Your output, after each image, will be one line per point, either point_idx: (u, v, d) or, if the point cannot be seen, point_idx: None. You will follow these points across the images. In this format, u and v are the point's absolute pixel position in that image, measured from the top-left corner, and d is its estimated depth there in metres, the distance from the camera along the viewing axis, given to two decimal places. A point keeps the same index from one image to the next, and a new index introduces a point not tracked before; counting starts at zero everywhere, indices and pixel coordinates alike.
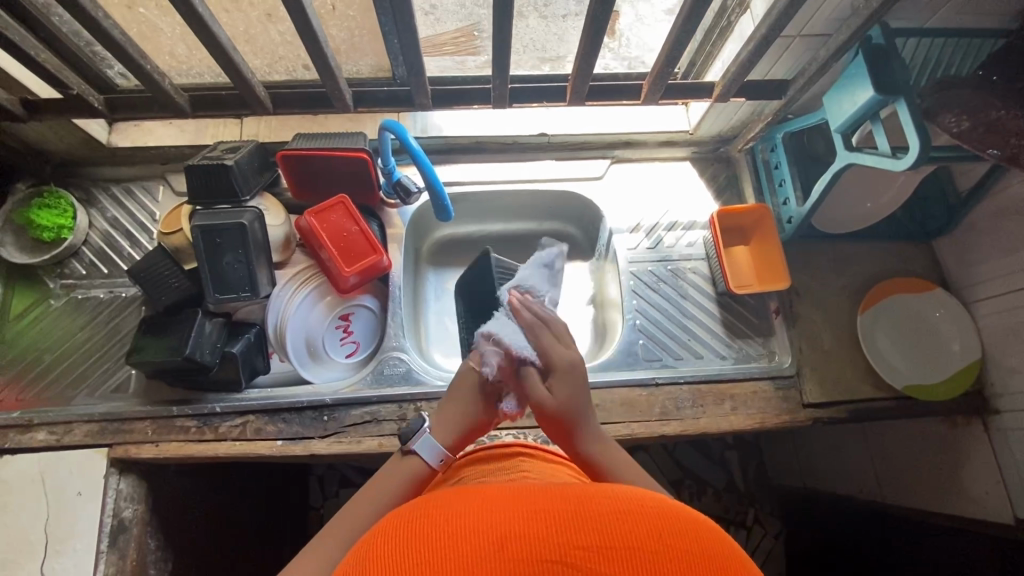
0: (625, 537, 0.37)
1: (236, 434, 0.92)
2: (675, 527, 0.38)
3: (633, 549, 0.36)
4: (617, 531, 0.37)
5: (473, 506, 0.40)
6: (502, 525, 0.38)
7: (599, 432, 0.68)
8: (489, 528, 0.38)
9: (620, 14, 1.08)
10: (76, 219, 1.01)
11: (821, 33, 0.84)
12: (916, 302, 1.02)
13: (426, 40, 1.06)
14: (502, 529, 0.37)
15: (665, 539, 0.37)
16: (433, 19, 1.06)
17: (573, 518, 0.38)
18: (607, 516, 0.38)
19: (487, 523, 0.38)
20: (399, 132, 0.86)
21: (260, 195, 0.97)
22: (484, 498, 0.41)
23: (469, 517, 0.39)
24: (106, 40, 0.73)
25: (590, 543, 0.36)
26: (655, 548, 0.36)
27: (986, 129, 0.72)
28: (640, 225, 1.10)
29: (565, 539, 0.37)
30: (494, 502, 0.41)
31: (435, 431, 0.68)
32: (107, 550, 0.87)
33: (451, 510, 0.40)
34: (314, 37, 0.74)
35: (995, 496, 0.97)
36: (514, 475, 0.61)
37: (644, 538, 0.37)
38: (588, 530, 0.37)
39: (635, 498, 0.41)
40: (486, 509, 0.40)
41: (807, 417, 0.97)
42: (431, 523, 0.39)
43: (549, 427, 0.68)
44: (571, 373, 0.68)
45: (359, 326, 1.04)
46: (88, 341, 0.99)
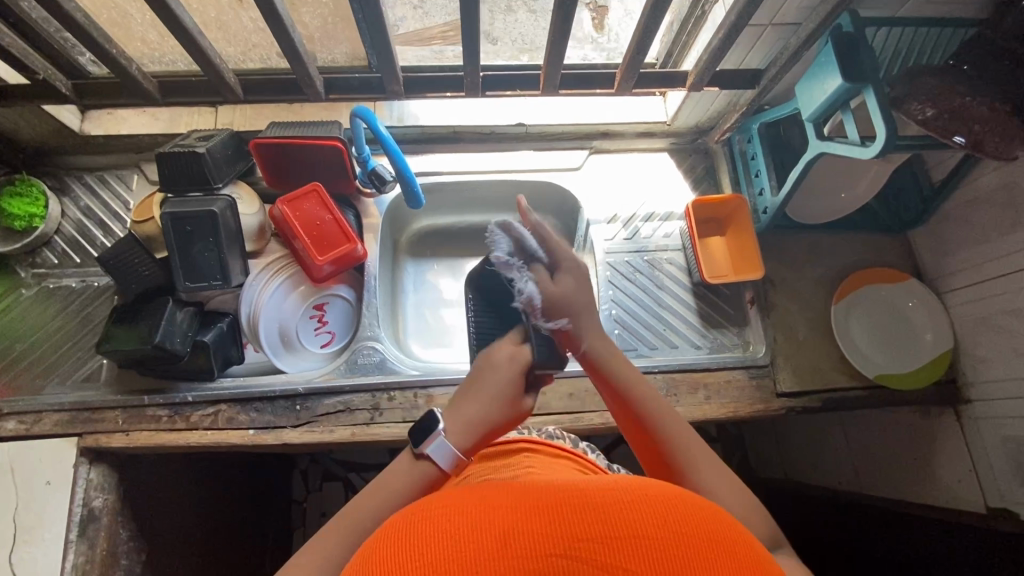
0: (633, 528, 0.38)
1: (208, 423, 0.91)
2: (678, 514, 0.39)
3: (642, 540, 0.37)
4: (624, 521, 0.38)
5: (478, 504, 0.41)
6: (509, 521, 0.39)
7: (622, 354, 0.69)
8: (495, 525, 0.38)
9: (610, 9, 1.09)
10: (48, 207, 1.00)
11: (792, 22, 0.84)
12: (889, 293, 1.02)
13: (415, 34, 1.05)
14: (507, 527, 0.38)
15: (669, 526, 0.38)
16: (422, 12, 1.05)
17: (579, 511, 0.39)
18: (610, 509, 0.39)
19: (494, 521, 0.39)
20: (369, 119, 0.86)
21: (233, 183, 0.97)
22: (486, 497, 0.42)
23: (476, 515, 0.39)
24: (69, 24, 0.72)
25: (597, 535, 0.37)
26: (662, 535, 0.37)
27: (951, 117, 0.72)
28: (617, 216, 1.10)
29: (573, 532, 0.38)
30: (495, 498, 0.42)
31: (451, 433, 0.61)
32: (77, 540, 0.87)
33: (451, 510, 0.40)
34: (281, 23, 0.73)
35: (967, 484, 0.98)
36: (519, 470, 0.62)
37: (650, 527, 0.38)
38: (591, 522, 0.38)
39: (639, 487, 0.42)
40: (487, 506, 0.40)
41: (780, 406, 0.97)
42: (437, 523, 0.39)
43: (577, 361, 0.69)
44: (577, 270, 0.70)
45: (335, 315, 1.04)
46: (60, 330, 0.98)
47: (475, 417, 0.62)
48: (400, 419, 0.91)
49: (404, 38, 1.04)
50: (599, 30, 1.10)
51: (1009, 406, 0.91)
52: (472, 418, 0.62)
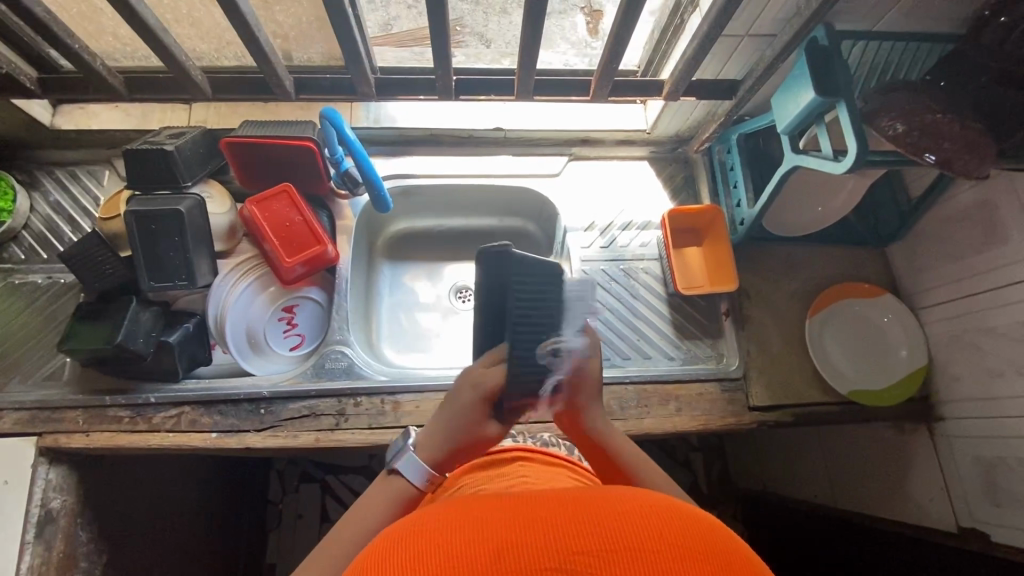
0: (629, 540, 0.35)
1: (171, 425, 0.90)
2: (676, 525, 0.37)
3: (640, 552, 0.35)
4: (620, 533, 0.36)
5: (470, 518, 0.39)
6: (501, 535, 0.37)
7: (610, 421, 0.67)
8: (486, 538, 0.36)
9: (604, 14, 1.06)
10: (16, 202, 0.98)
11: (768, 33, 0.83)
12: (865, 308, 1.02)
13: (412, 34, 1.02)
14: (500, 539, 0.36)
15: (666, 538, 0.36)
16: (416, 12, 1.02)
17: (572, 523, 0.37)
18: (606, 519, 0.37)
19: (483, 534, 0.37)
20: (335, 121, 0.85)
21: (204, 182, 0.96)
22: (478, 510, 0.40)
23: (466, 529, 0.38)
24: (29, 18, 0.71)
25: (592, 547, 0.35)
26: (660, 547, 0.35)
27: (921, 133, 0.71)
28: (594, 224, 1.09)
29: (565, 544, 0.35)
30: (487, 511, 0.40)
31: (421, 447, 0.62)
32: (33, 541, 0.85)
33: (442, 523, 0.39)
34: (244, 21, 0.72)
35: (938, 502, 0.97)
36: (513, 480, 0.60)
37: (648, 539, 0.36)
38: (587, 532, 0.36)
39: (634, 499, 0.40)
40: (479, 519, 0.39)
41: (752, 420, 0.96)
42: (426, 537, 0.37)
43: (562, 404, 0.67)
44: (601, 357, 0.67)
45: (305, 318, 1.03)
46: (23, 327, 0.96)
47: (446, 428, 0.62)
48: (366, 425, 0.90)
49: (396, 38, 1.03)
50: (596, 35, 1.08)
51: (981, 425, 0.90)
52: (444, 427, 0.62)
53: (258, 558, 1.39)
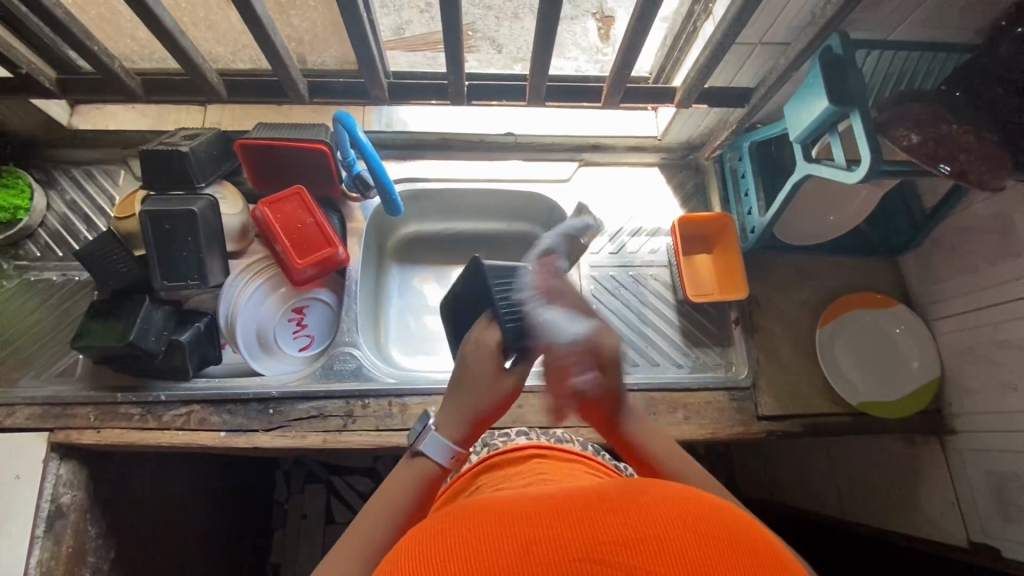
0: (653, 528, 0.35)
1: (180, 423, 0.91)
2: (698, 514, 0.37)
3: (665, 539, 0.35)
4: (644, 521, 0.36)
5: (493, 514, 0.39)
6: (528, 530, 0.37)
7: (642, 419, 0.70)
8: (511, 534, 0.36)
9: (616, 19, 1.12)
10: (33, 200, 1.00)
11: (782, 41, 0.83)
12: (876, 318, 1.01)
13: (421, 37, 1.06)
14: (526, 534, 0.36)
15: (689, 525, 0.36)
16: (428, 17, 1.07)
17: (596, 515, 0.37)
18: (629, 510, 0.37)
19: (507, 531, 0.37)
20: (349, 125, 0.85)
21: (218, 183, 0.97)
22: (500, 510, 0.40)
23: (491, 522, 0.38)
24: (51, 20, 0.72)
25: (618, 537, 0.35)
26: (685, 533, 0.35)
27: (936, 144, 0.71)
28: (603, 230, 1.09)
29: (591, 534, 0.35)
30: (509, 510, 0.40)
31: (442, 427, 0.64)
32: (43, 535, 0.86)
33: (465, 524, 0.39)
34: (260, 24, 0.72)
35: (949, 516, 0.96)
36: (531, 479, 0.60)
37: (675, 527, 0.35)
38: (612, 524, 0.36)
39: (653, 491, 0.40)
40: (501, 518, 0.38)
41: (760, 429, 0.96)
42: (451, 536, 0.37)
43: (593, 411, 0.68)
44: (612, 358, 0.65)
45: (314, 319, 1.03)
46: (38, 324, 0.97)
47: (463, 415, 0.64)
48: (373, 427, 0.91)
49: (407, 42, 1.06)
50: (604, 40, 1.11)
51: (994, 439, 0.89)
52: (461, 406, 0.64)
53: (262, 558, 1.40)
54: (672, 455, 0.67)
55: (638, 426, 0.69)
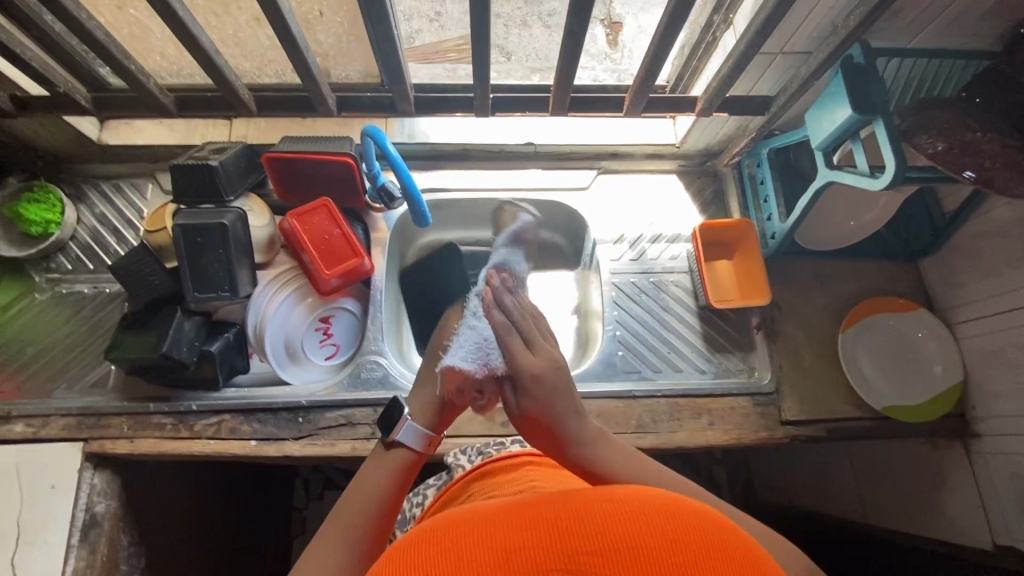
0: (628, 538, 0.36)
1: (212, 433, 0.92)
2: (673, 522, 0.37)
3: (638, 549, 0.35)
4: (620, 530, 0.37)
5: (476, 521, 0.40)
6: (507, 538, 0.38)
7: (598, 438, 0.58)
8: (492, 543, 0.37)
9: (624, 26, 1.11)
10: (64, 215, 1.01)
11: (804, 51, 0.84)
12: (898, 322, 1.01)
13: (430, 46, 1.07)
14: (506, 543, 0.37)
15: (665, 535, 0.36)
16: (437, 25, 1.07)
17: (573, 525, 0.38)
18: (606, 519, 0.38)
19: (489, 540, 0.38)
20: (379, 138, 0.87)
21: (245, 196, 0.99)
22: (484, 515, 0.41)
23: (474, 531, 0.39)
24: (89, 40, 0.73)
25: (592, 547, 0.36)
26: (659, 544, 0.36)
27: (962, 151, 0.72)
28: (624, 237, 1.10)
29: (567, 544, 0.36)
30: (492, 516, 0.41)
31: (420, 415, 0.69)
32: (78, 545, 0.87)
33: (451, 531, 0.40)
34: (294, 42, 0.74)
35: (974, 520, 0.96)
36: (522, 484, 0.61)
37: (650, 536, 0.36)
38: (589, 533, 0.37)
39: (632, 497, 0.40)
40: (483, 524, 0.40)
41: (785, 434, 0.96)
42: (436, 544, 0.39)
43: (530, 430, 0.60)
44: (540, 380, 0.60)
45: (340, 329, 1.04)
46: (70, 336, 0.99)
47: (437, 394, 0.71)
48: None
49: (418, 51, 1.07)
50: (613, 47, 1.12)
51: (1019, 443, 0.89)
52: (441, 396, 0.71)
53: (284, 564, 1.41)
54: (641, 483, 0.55)
55: (596, 452, 0.57)
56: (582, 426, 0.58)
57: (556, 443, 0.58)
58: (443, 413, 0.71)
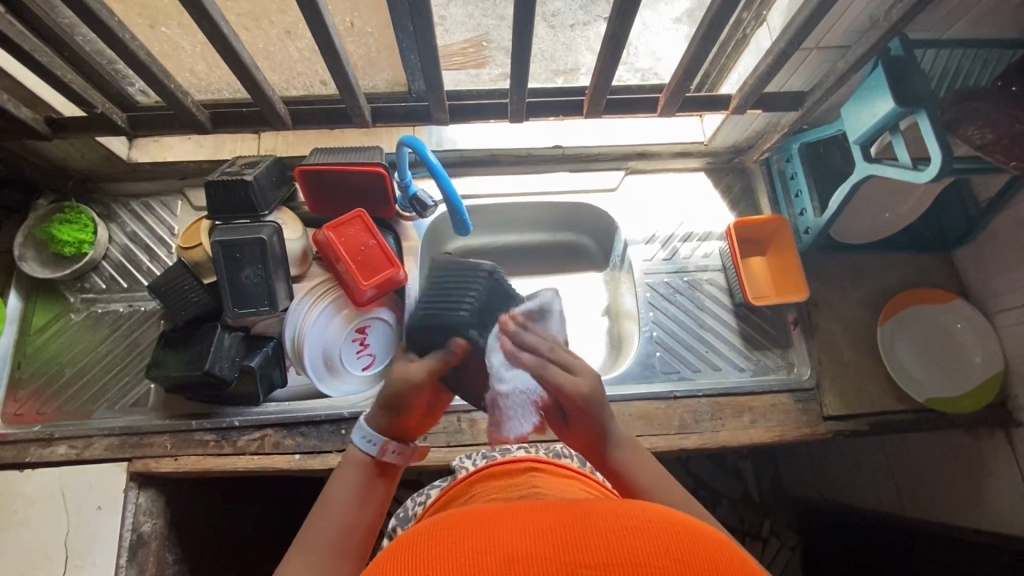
0: (636, 555, 0.35)
1: (255, 448, 0.92)
2: (684, 547, 0.36)
3: (645, 567, 0.34)
4: (627, 546, 0.35)
5: (478, 525, 0.39)
6: (509, 547, 0.36)
7: (631, 446, 0.65)
8: (497, 548, 0.36)
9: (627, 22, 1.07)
10: (96, 234, 1.01)
11: (839, 45, 0.84)
12: (935, 314, 1.01)
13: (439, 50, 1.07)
14: (509, 551, 0.36)
15: (672, 555, 0.35)
16: (442, 29, 1.08)
17: (577, 535, 0.37)
18: (613, 534, 0.37)
19: (494, 544, 0.37)
20: (418, 147, 0.86)
21: (278, 209, 0.98)
22: (489, 520, 0.40)
23: (476, 535, 0.38)
24: (132, 61, 0.74)
25: (597, 560, 0.34)
26: (666, 565, 0.34)
27: (1011, 141, 0.71)
28: (655, 236, 1.10)
29: (571, 557, 0.35)
30: (495, 521, 0.40)
31: (370, 418, 0.66)
32: (127, 565, 0.86)
33: (454, 531, 0.39)
34: (335, 55, 0.74)
35: (1021, 510, 0.95)
36: (527, 491, 0.58)
37: (656, 554, 0.35)
38: (593, 547, 0.35)
39: (641, 514, 0.39)
40: (485, 529, 0.39)
41: (828, 430, 0.96)
42: (440, 544, 0.38)
43: (578, 439, 0.66)
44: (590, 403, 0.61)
45: (375, 339, 1.04)
46: (107, 356, 0.99)
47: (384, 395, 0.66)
48: (445, 443, 0.92)
49: None
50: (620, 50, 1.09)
51: None
52: (385, 399, 0.66)
53: None
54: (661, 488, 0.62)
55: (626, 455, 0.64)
56: (621, 430, 0.65)
57: (597, 445, 0.64)
58: (397, 416, 0.66)
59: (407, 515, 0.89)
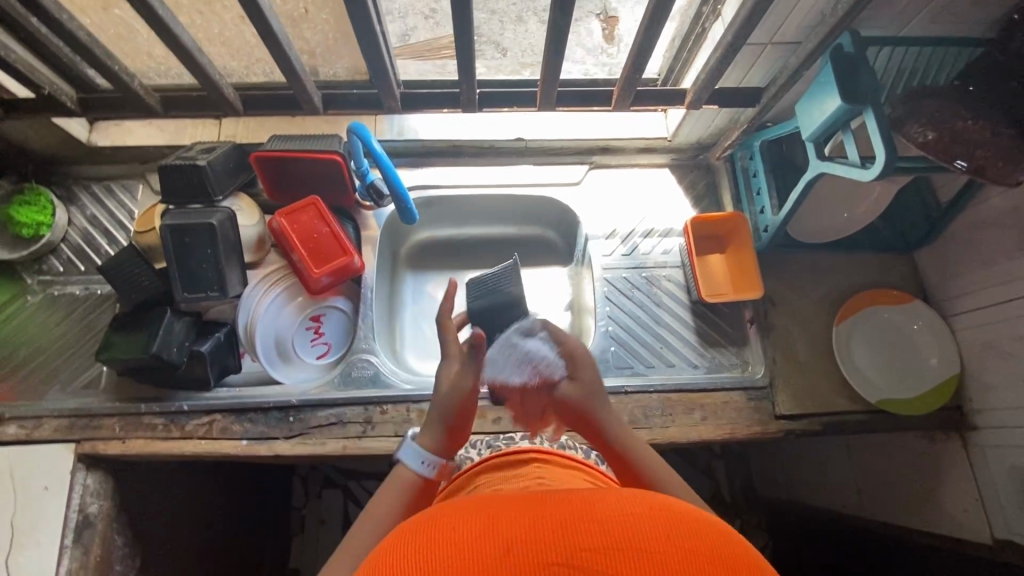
0: (641, 538, 0.34)
1: (202, 433, 0.92)
2: (685, 531, 0.34)
3: (649, 554, 0.33)
4: (629, 532, 0.34)
5: (481, 509, 0.38)
6: (509, 529, 0.35)
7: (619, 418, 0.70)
8: (498, 531, 0.35)
9: (620, 19, 1.03)
10: (55, 216, 1.01)
11: (792, 41, 0.83)
12: (892, 314, 1.00)
13: (426, 43, 1.02)
14: (509, 533, 0.35)
15: (673, 540, 0.34)
16: (432, 22, 0.99)
17: (578, 520, 0.36)
18: (614, 519, 0.35)
19: (494, 528, 0.35)
20: (364, 136, 0.89)
21: (234, 195, 0.98)
22: (490, 506, 0.39)
23: (477, 518, 0.37)
24: (72, 42, 0.74)
25: (597, 544, 0.33)
26: (668, 549, 0.33)
27: (951, 140, 0.71)
28: (616, 232, 1.10)
29: (571, 540, 0.34)
30: (497, 506, 0.39)
31: (420, 438, 0.69)
32: (72, 545, 0.87)
33: (453, 515, 0.38)
34: (275, 39, 0.74)
35: (973, 514, 0.95)
36: (531, 481, 0.56)
37: (659, 540, 0.34)
38: (593, 531, 0.34)
39: (643, 499, 0.38)
40: (487, 513, 0.37)
41: (779, 428, 0.95)
42: (435, 527, 0.36)
43: (570, 414, 0.70)
44: (585, 366, 0.71)
45: (331, 327, 1.04)
46: (62, 337, 0.99)
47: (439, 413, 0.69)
48: (392, 433, 0.92)
49: (415, 48, 1.01)
50: (607, 41, 1.06)
51: (1013, 434, 0.88)
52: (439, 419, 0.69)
53: (282, 564, 1.37)
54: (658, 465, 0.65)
55: (619, 432, 0.68)
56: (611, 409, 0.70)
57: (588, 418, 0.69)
58: (452, 432, 0.69)
59: None
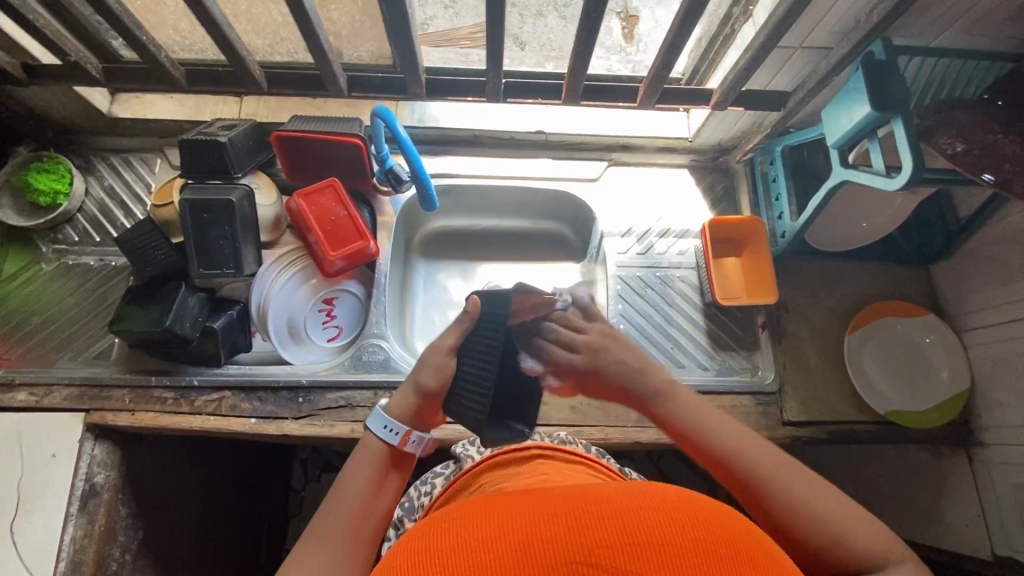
0: (657, 532, 0.34)
1: (212, 408, 0.92)
2: (699, 519, 0.35)
3: (667, 550, 0.33)
4: (643, 525, 0.34)
5: (496, 511, 0.38)
6: (526, 530, 0.35)
7: (679, 392, 0.61)
8: (515, 531, 0.35)
9: (641, 19, 1.05)
10: (72, 185, 1.01)
11: (823, 46, 0.83)
12: (906, 327, 1.00)
13: (443, 33, 1.02)
14: (525, 533, 0.35)
15: (690, 534, 0.34)
16: (452, 12, 1.03)
17: (593, 517, 0.35)
18: (628, 513, 0.35)
19: (510, 529, 0.35)
20: (388, 119, 0.88)
21: (252, 172, 0.98)
22: (505, 505, 0.39)
23: (492, 520, 0.37)
24: (103, 11, 0.73)
25: (614, 542, 0.33)
26: (684, 544, 0.33)
27: (981, 152, 0.70)
28: (632, 230, 1.10)
29: (588, 538, 0.34)
30: (511, 505, 0.39)
31: (391, 406, 0.65)
32: (76, 514, 0.87)
33: (468, 518, 0.38)
34: (307, 19, 0.74)
35: (975, 530, 0.95)
36: (534, 477, 0.54)
37: (675, 535, 0.34)
38: (609, 527, 0.34)
39: (655, 490, 0.38)
40: (503, 514, 0.37)
41: (786, 435, 0.95)
42: (451, 532, 0.36)
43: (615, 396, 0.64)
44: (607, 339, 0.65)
45: (343, 310, 1.05)
46: (75, 307, 1.00)
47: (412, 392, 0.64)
48: None
49: (432, 37, 1.02)
50: (628, 39, 1.06)
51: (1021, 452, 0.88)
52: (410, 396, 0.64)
53: (279, 545, 1.38)
54: (751, 452, 0.56)
55: (686, 416, 0.60)
56: (664, 383, 0.62)
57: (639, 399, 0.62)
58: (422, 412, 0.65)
59: (412, 506, 0.84)
